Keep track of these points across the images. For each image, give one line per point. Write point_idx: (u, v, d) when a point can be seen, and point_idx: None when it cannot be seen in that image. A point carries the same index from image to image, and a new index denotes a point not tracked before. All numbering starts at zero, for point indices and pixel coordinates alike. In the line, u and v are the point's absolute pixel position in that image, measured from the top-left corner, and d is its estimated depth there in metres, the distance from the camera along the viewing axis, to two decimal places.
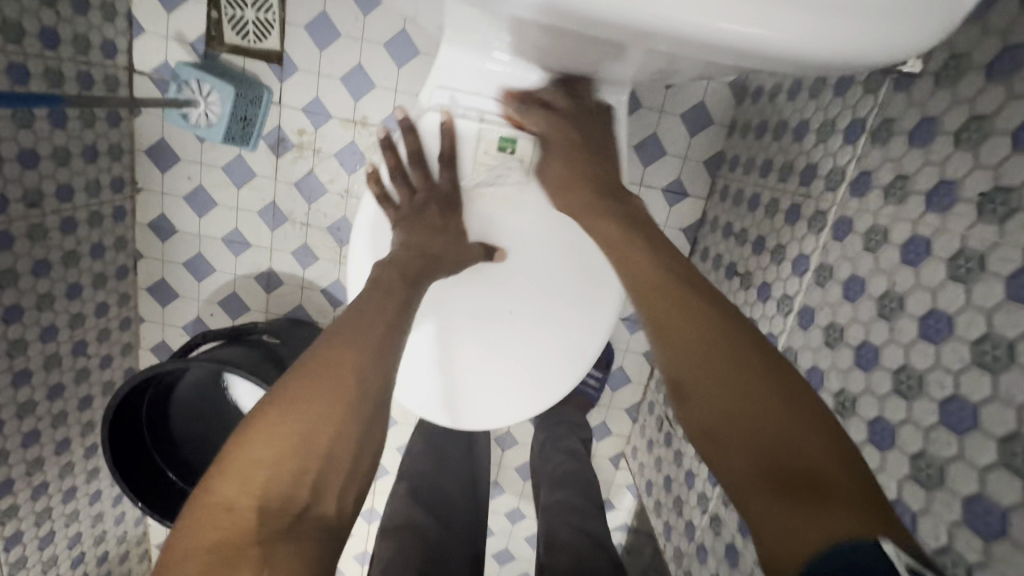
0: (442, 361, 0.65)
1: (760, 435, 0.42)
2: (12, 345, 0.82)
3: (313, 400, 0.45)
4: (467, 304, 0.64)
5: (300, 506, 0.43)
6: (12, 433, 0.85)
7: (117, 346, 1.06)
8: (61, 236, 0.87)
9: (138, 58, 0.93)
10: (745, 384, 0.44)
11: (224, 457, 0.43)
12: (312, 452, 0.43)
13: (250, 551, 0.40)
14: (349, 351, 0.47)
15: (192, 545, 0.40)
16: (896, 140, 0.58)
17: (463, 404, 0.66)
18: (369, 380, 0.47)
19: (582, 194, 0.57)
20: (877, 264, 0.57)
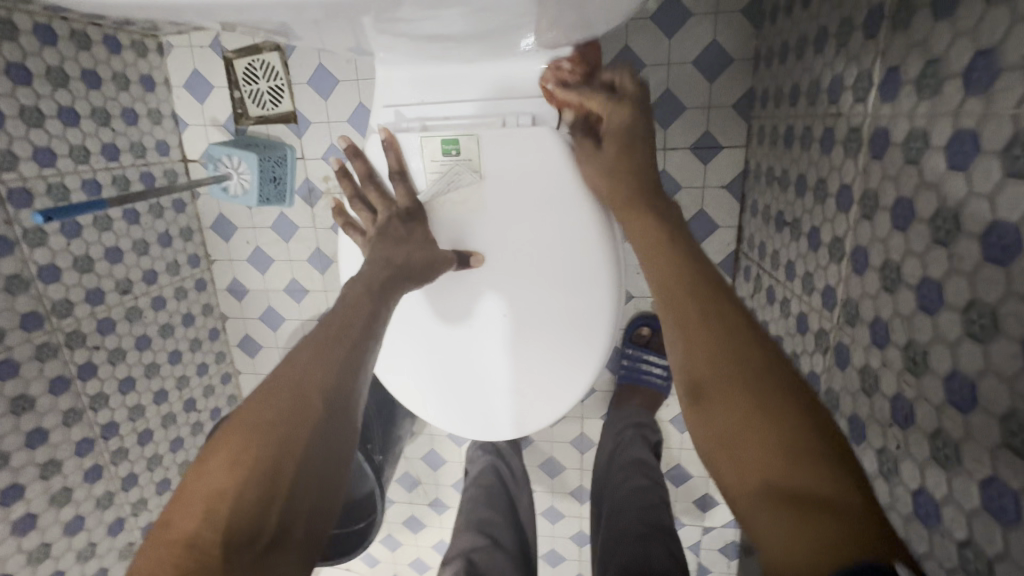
0: (455, 374, 0.64)
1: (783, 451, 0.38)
2: (132, 410, 0.97)
3: (274, 425, 0.45)
4: (463, 309, 0.62)
5: (267, 537, 0.42)
6: (148, 483, 1.01)
7: (223, 399, 1.21)
8: (154, 313, 1.02)
9: (188, 149, 1.07)
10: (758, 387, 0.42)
11: (186, 486, 0.43)
12: (278, 480, 0.43)
13: None
14: (316, 371, 0.48)
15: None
16: (918, 18, 0.45)
17: (488, 410, 0.65)
18: (337, 398, 0.48)
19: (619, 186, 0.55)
20: (922, 178, 0.45)
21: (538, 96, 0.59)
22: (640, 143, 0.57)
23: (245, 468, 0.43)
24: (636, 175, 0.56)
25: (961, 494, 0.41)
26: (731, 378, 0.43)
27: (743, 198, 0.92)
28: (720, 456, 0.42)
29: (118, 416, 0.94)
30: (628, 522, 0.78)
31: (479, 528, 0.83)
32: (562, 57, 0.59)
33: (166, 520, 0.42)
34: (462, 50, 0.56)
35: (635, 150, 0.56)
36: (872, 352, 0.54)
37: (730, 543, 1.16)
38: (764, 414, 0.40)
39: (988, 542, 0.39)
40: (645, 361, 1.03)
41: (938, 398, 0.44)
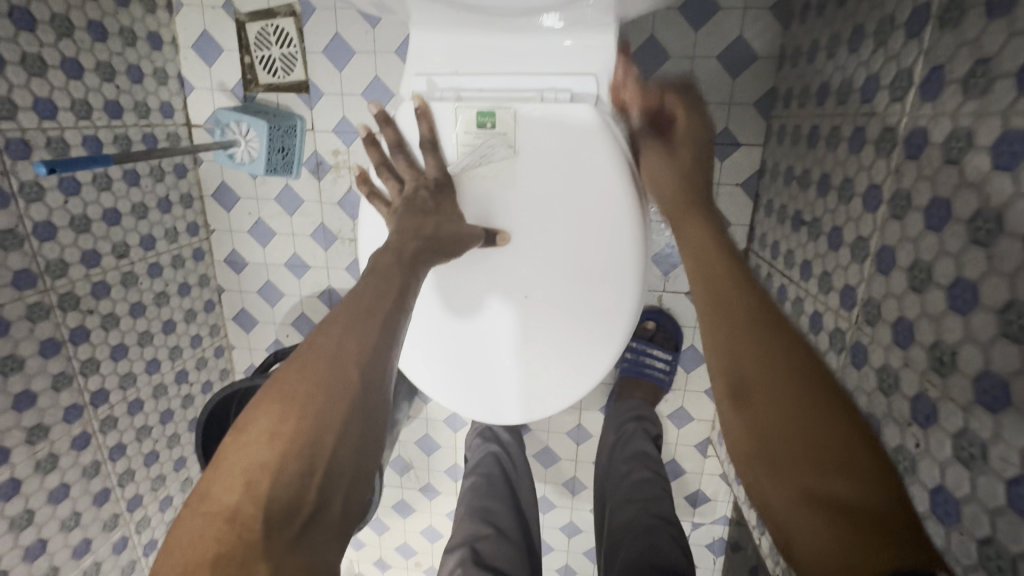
0: (466, 354, 0.63)
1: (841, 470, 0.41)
2: (123, 378, 0.94)
3: (311, 399, 0.42)
4: (479, 299, 0.61)
5: (306, 515, 0.40)
6: (135, 454, 0.98)
7: (215, 372, 1.19)
8: (150, 280, 0.99)
9: (193, 113, 1.03)
10: (813, 406, 0.44)
11: (223, 457, 0.41)
12: (317, 455, 0.41)
13: (256, 564, 0.37)
14: (350, 341, 0.46)
15: (198, 556, 0.37)
16: (970, 17, 0.45)
17: (496, 396, 0.64)
18: (372, 369, 0.46)
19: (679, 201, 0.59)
20: (963, 178, 0.45)
21: (574, 73, 0.60)
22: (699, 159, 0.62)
23: (284, 439, 0.40)
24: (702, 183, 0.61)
25: (984, 493, 0.42)
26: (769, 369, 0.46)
27: (757, 197, 0.92)
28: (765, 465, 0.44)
29: (108, 384, 0.91)
30: (636, 514, 0.79)
31: (482, 517, 0.84)
32: (600, 36, 0.59)
33: (205, 493, 0.40)
34: (501, 21, 0.55)
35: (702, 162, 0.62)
36: (893, 351, 0.54)
37: (718, 540, 1.17)
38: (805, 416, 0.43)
39: (1013, 540, 0.39)
40: (649, 356, 1.02)
41: (964, 398, 0.44)
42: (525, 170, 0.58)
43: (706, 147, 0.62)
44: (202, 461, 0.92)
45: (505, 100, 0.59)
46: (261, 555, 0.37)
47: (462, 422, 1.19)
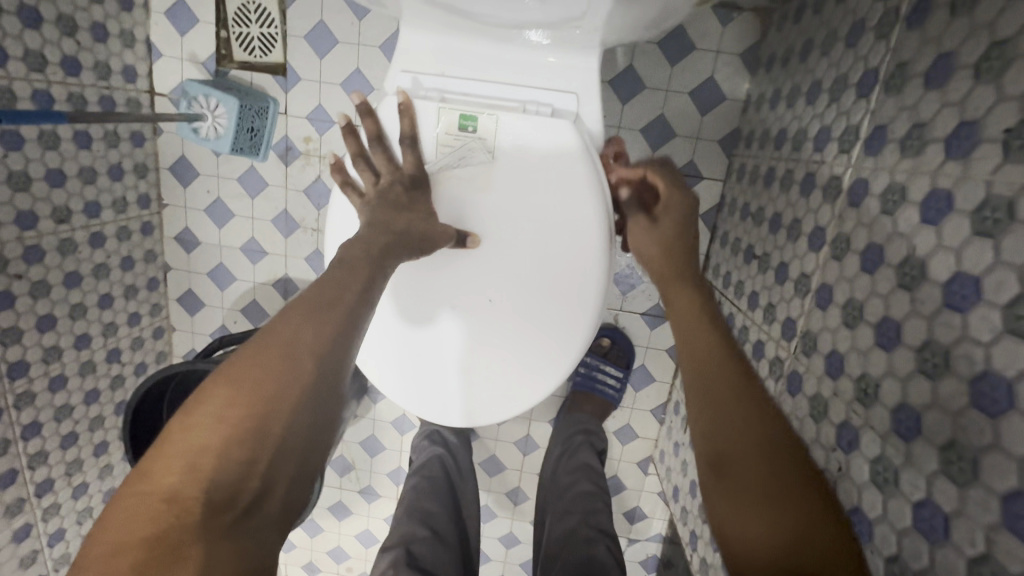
0: (422, 353, 0.63)
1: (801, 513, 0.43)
2: (48, 351, 0.88)
3: (263, 383, 0.41)
4: (445, 297, 0.62)
5: (246, 501, 0.39)
6: (52, 435, 0.91)
7: (151, 354, 1.12)
8: (91, 250, 0.93)
9: (158, 82, 0.99)
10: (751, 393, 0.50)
11: (165, 437, 0.39)
12: (265, 441, 0.40)
13: (191, 549, 0.35)
14: (309, 331, 0.45)
15: (127, 538, 0.35)
16: (910, 85, 0.51)
17: (447, 397, 0.64)
18: (331, 360, 0.45)
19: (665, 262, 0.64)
20: (896, 228, 0.50)
21: (557, 90, 0.62)
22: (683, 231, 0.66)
23: (233, 424, 0.39)
24: (686, 251, 0.65)
25: (894, 515, 0.46)
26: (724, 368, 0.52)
27: (714, 229, 0.98)
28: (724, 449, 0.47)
29: (30, 356, 0.85)
30: (574, 526, 0.82)
31: (420, 519, 0.83)
32: (585, 57, 0.61)
33: (141, 472, 0.38)
34: (492, 31, 0.57)
35: (688, 234, 0.66)
36: (824, 381, 0.58)
37: (651, 556, 1.20)
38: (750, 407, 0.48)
39: (915, 558, 0.43)
40: (602, 372, 1.06)
41: (883, 428, 0.48)
42: (502, 176, 0.59)
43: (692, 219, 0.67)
44: (128, 447, 0.87)
45: (490, 106, 0.60)
46: (197, 539, 0.36)
47: (411, 425, 1.18)
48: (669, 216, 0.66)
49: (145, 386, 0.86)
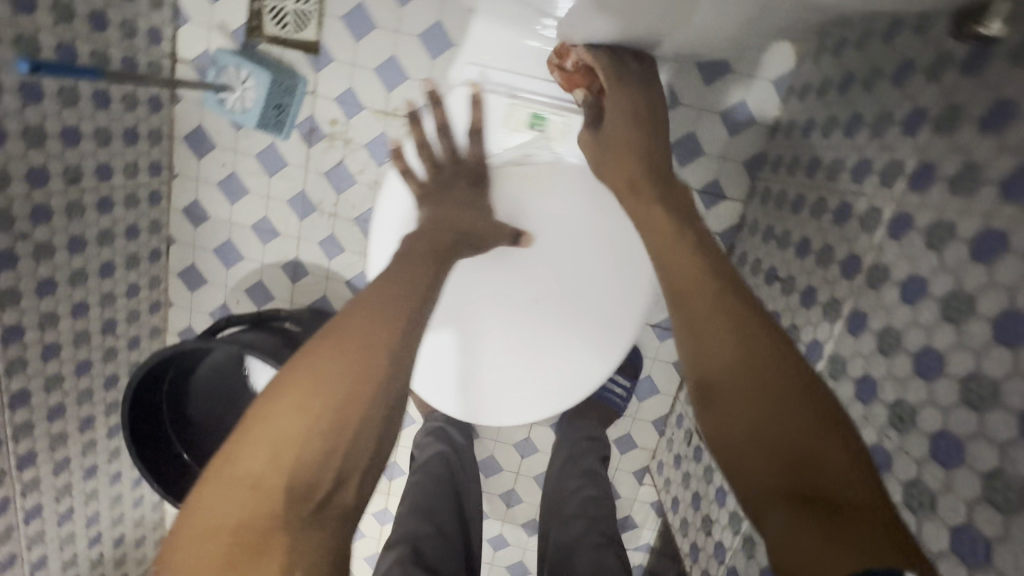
0: (465, 346, 0.67)
1: (819, 454, 0.45)
2: (45, 318, 0.83)
3: (337, 377, 0.41)
4: (490, 293, 0.67)
5: (322, 493, 0.40)
6: (40, 405, 0.86)
7: (146, 329, 1.08)
8: (97, 214, 0.89)
9: (182, 47, 0.95)
10: (767, 379, 0.48)
11: (249, 423, 0.41)
12: (339, 435, 0.41)
13: (276, 535, 0.38)
14: (382, 326, 0.44)
15: (221, 517, 0.38)
16: (963, 127, 0.53)
17: (483, 392, 0.68)
18: (403, 355, 0.44)
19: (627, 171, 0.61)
20: (942, 263, 0.52)
21: None
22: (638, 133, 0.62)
23: (312, 417, 0.40)
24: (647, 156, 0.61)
25: (929, 537, 0.47)
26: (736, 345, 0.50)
27: (731, 248, 1.00)
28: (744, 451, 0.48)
29: (26, 321, 0.80)
30: (581, 533, 0.83)
31: (427, 517, 0.82)
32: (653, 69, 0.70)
33: (229, 455, 0.40)
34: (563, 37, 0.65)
35: (637, 128, 0.62)
36: (854, 405, 0.60)
37: (637, 566, 1.22)
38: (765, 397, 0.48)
39: None
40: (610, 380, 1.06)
41: (920, 453, 0.50)
42: (559, 185, 0.68)
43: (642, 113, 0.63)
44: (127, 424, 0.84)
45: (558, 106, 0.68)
46: (280, 527, 0.38)
47: (410, 420, 1.16)
48: (614, 112, 0.62)
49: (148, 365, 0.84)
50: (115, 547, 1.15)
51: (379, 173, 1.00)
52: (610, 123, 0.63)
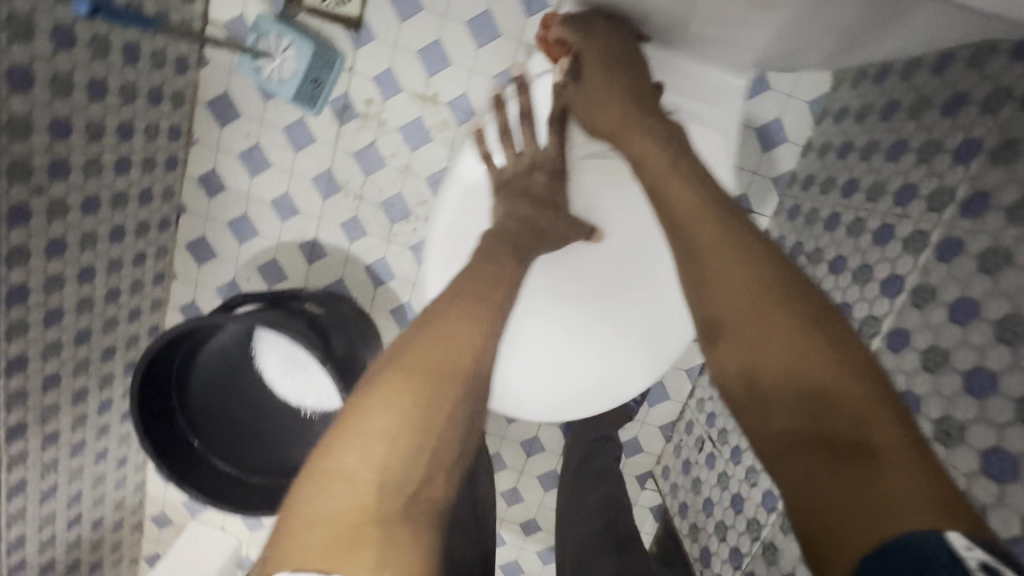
0: (535, 345, 0.73)
1: (841, 387, 0.38)
2: (50, 281, 0.78)
3: (428, 371, 0.41)
4: (559, 295, 0.72)
5: (414, 487, 0.39)
6: (35, 374, 0.80)
7: (148, 301, 1.02)
8: (114, 175, 0.83)
9: (214, 8, 0.91)
10: (766, 309, 0.42)
11: (341, 417, 0.40)
12: (432, 430, 0.39)
13: (371, 531, 0.36)
14: (468, 324, 0.44)
15: (316, 512, 0.36)
16: (1022, 160, 0.55)
17: (551, 389, 0.73)
18: (490, 351, 0.44)
19: (617, 105, 0.58)
20: (996, 287, 0.54)
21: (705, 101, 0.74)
22: (620, 78, 0.60)
23: (405, 411, 0.39)
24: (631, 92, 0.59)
25: None
26: (731, 280, 0.43)
27: None
28: (751, 400, 0.42)
29: (31, 283, 0.75)
30: (600, 534, 0.83)
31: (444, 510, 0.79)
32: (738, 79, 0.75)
33: (321, 449, 0.39)
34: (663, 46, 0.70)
35: (612, 74, 0.60)
36: None
37: None
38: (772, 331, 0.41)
39: None
40: None
41: (970, 468, 0.53)
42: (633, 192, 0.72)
43: (620, 51, 0.61)
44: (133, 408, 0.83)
45: None
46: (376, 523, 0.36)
47: None
48: (593, 64, 0.61)
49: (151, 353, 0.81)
50: (93, 529, 1.09)
51: (411, 159, 0.98)
52: (588, 71, 0.62)
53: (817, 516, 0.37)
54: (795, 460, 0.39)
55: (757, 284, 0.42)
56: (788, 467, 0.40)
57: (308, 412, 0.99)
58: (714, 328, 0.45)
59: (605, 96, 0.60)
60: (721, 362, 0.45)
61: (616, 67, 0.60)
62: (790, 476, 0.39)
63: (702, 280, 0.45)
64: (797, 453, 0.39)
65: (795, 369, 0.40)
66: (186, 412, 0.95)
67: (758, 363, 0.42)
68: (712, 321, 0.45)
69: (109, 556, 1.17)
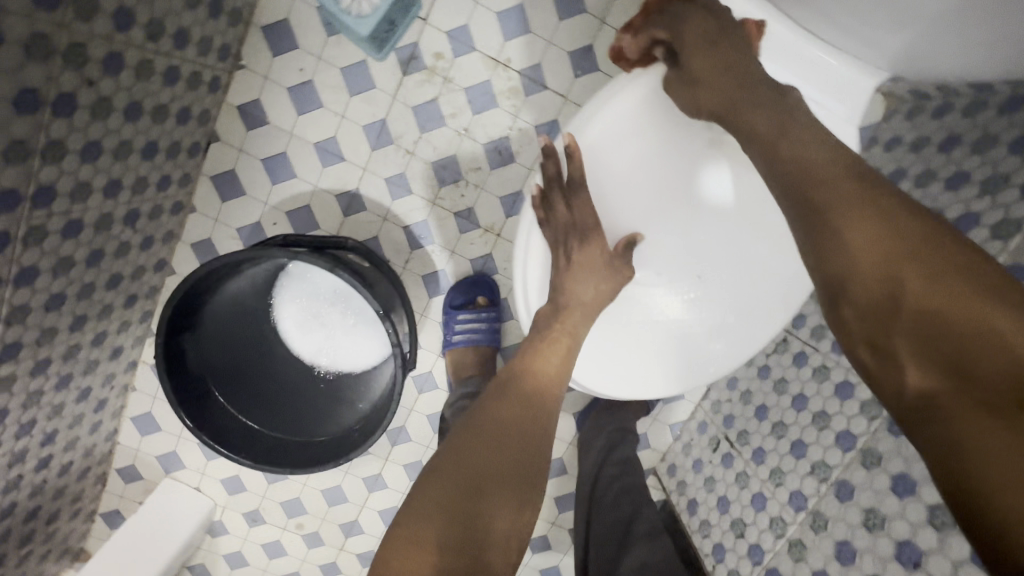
0: (623, 330, 0.76)
1: (988, 349, 0.41)
2: (78, 188, 0.70)
3: (514, 411, 0.68)
4: (649, 278, 0.74)
5: (495, 486, 0.61)
6: (41, 290, 0.71)
7: (161, 231, 0.93)
8: (162, 85, 0.76)
9: None
10: (899, 273, 0.45)
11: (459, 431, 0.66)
12: (512, 445, 0.64)
13: (471, 511, 0.58)
14: (537, 392, 0.70)
15: (436, 503, 0.58)
16: None
17: (639, 368, 0.77)
18: (549, 406, 0.70)
19: (724, 80, 0.61)
20: None
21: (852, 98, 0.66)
22: (719, 53, 0.62)
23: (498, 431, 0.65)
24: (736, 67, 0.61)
25: None
26: (863, 248, 0.47)
27: None
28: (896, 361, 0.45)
29: (60, 185, 0.66)
30: (624, 529, 0.88)
31: None
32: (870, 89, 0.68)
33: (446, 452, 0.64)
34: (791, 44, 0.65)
35: (715, 51, 0.62)
36: None
37: None
38: (913, 294, 0.45)
39: None
40: None
41: None
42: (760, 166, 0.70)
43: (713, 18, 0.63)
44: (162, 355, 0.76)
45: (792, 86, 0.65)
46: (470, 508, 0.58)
47: (432, 385, 1.10)
48: (688, 44, 0.63)
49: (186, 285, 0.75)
50: (59, 476, 0.98)
51: (472, 122, 0.95)
52: (689, 53, 0.63)
53: (980, 479, 0.39)
54: (959, 418, 0.41)
55: (892, 251, 0.46)
56: (934, 428, 0.43)
57: (321, 373, 0.93)
58: (845, 297, 0.48)
59: (715, 71, 0.61)
60: (857, 328, 0.48)
61: (719, 40, 0.62)
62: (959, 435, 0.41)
63: (839, 256, 0.49)
64: (964, 410, 0.41)
65: (935, 334, 0.43)
66: (206, 362, 0.87)
67: (902, 323, 0.45)
68: (844, 291, 0.48)
69: (67, 508, 1.05)
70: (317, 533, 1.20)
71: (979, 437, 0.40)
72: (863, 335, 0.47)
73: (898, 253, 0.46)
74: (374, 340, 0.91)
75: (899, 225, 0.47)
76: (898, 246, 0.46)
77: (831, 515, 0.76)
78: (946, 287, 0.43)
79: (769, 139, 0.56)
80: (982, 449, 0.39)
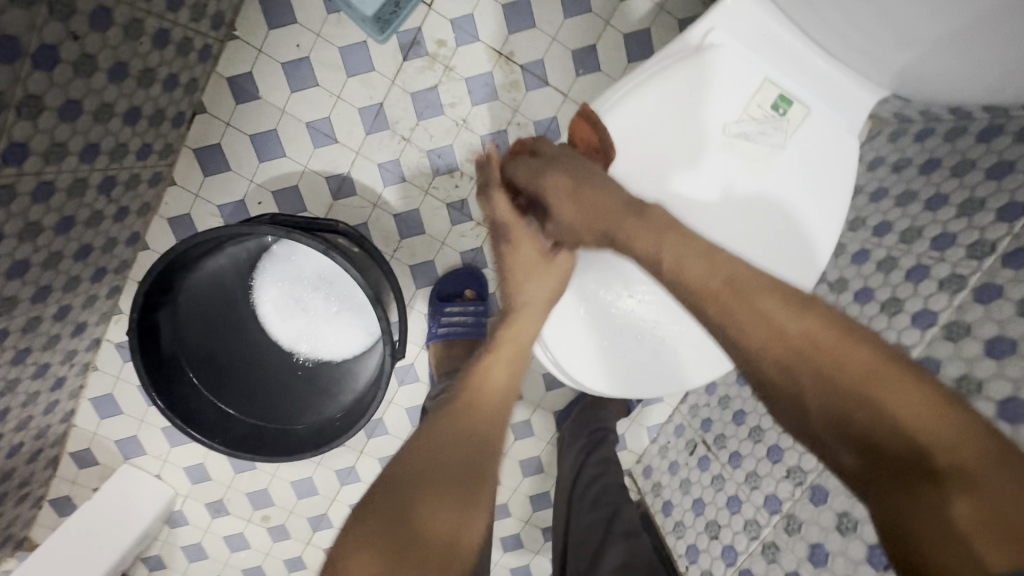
0: (587, 344, 0.72)
1: (888, 428, 0.40)
2: (53, 148, 0.65)
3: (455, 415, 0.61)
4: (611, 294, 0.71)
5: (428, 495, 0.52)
6: (5, 256, 0.66)
7: (137, 202, 0.89)
8: (150, 47, 0.72)
9: None
10: (793, 361, 0.46)
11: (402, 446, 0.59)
12: (454, 449, 0.57)
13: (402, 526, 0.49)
14: (483, 389, 0.63)
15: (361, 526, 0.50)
16: None
17: (615, 373, 0.72)
18: (497, 405, 0.63)
19: (576, 183, 0.63)
20: None
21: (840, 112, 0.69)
22: (567, 164, 0.65)
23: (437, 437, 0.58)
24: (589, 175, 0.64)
25: None
26: (756, 340, 0.47)
27: None
28: (820, 448, 0.44)
29: (34, 144, 0.62)
30: (606, 525, 0.87)
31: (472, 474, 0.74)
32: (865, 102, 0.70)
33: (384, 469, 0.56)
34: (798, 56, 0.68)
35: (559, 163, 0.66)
36: None
37: None
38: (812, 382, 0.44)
39: None
40: None
41: None
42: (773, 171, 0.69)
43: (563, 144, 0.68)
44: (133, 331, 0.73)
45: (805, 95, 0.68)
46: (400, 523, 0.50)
47: (414, 378, 1.08)
48: (543, 162, 0.67)
49: (166, 259, 0.71)
50: (7, 457, 0.91)
51: (471, 113, 0.94)
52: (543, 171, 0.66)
53: (931, 558, 0.37)
54: (892, 498, 0.39)
55: (789, 337, 0.46)
56: (883, 504, 0.40)
57: (300, 360, 0.91)
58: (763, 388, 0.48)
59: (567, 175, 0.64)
60: (785, 421, 0.47)
61: (571, 163, 0.65)
62: (900, 515, 0.39)
63: (736, 350, 0.49)
64: (892, 488, 0.40)
65: (846, 417, 0.42)
66: (182, 343, 0.83)
67: (816, 411, 0.44)
68: (759, 385, 0.48)
69: (14, 493, 0.98)
70: (285, 525, 1.16)
71: (927, 516, 0.37)
72: (790, 428, 0.47)
73: (789, 341, 0.46)
74: (358, 328, 0.89)
75: (801, 305, 0.48)
76: (800, 330, 0.46)
77: (805, 519, 0.78)
78: (853, 362, 0.43)
79: (640, 229, 0.57)
80: (928, 531, 0.37)
